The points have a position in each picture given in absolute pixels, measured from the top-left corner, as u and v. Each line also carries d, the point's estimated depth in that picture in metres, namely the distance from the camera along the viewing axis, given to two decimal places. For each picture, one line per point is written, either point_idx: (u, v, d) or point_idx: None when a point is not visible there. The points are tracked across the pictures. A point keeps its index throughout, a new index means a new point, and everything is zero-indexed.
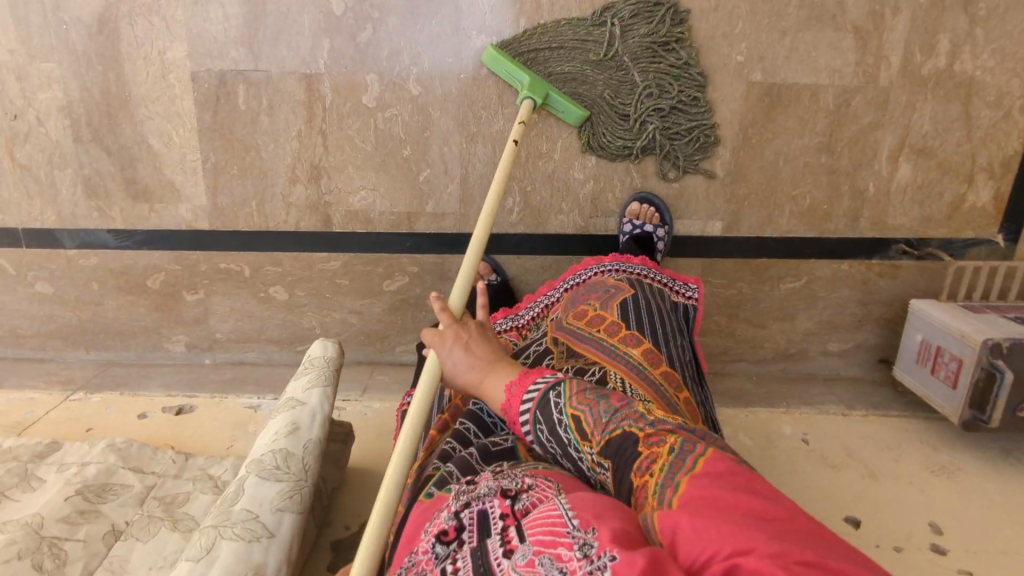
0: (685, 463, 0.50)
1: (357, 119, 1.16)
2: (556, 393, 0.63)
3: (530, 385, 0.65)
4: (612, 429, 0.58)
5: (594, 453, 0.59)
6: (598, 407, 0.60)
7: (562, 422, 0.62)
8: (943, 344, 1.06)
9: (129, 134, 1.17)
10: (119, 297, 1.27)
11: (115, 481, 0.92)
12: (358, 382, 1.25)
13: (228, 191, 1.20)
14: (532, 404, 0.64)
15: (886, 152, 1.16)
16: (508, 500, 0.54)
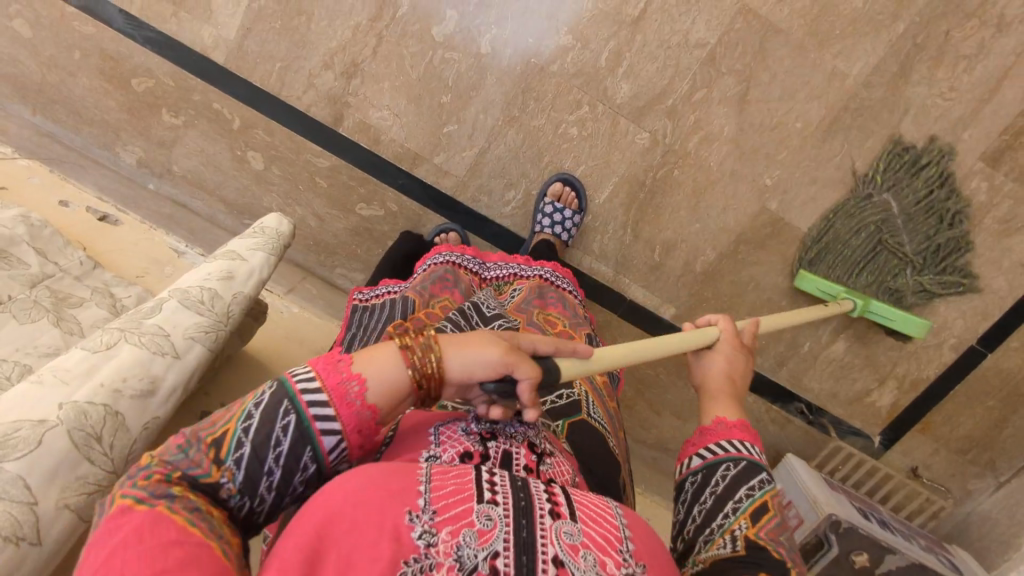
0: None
1: (417, 43, 1.13)
2: (765, 478, 0.56)
3: (744, 442, 0.59)
4: (779, 548, 0.51)
5: (742, 534, 0.52)
6: (782, 525, 0.54)
7: (749, 495, 0.54)
8: (794, 499, 1.17)
9: None
10: (95, 79, 1.19)
11: (12, 253, 0.82)
12: (286, 279, 1.21)
13: (259, 40, 1.14)
14: (721, 453, 0.58)
15: (832, 324, 1.23)
16: (535, 458, 0.54)
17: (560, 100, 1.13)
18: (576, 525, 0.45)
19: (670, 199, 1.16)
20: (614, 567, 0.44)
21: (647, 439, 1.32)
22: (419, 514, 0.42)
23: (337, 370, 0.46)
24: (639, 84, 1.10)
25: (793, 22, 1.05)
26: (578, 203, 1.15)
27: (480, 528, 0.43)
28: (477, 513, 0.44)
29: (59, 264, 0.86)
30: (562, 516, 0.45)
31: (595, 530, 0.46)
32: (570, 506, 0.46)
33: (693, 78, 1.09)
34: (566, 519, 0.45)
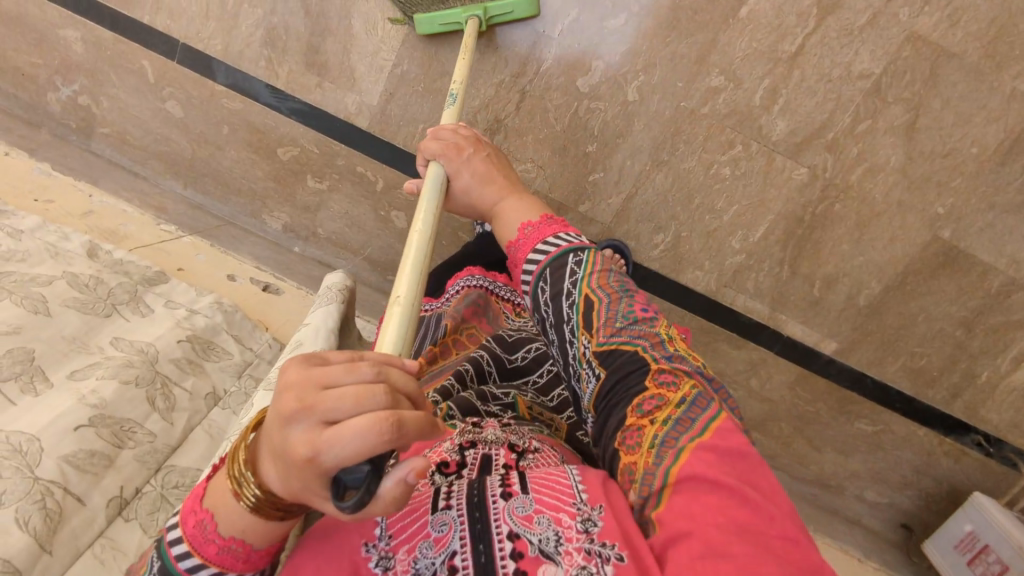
0: (693, 426, 0.51)
1: (562, 96, 1.12)
2: (576, 259, 0.62)
3: (552, 236, 0.65)
4: (622, 338, 0.57)
5: (589, 346, 0.58)
6: (612, 307, 0.59)
7: (572, 298, 0.60)
8: (992, 543, 1.11)
9: (336, 5, 1.10)
10: (242, 151, 1.21)
11: (219, 343, 0.83)
12: None
13: (403, 104, 1.15)
14: (535, 268, 0.63)
15: (1013, 352, 1.16)
16: (514, 454, 0.58)
17: (712, 141, 1.11)
18: (526, 497, 0.50)
19: (831, 234, 1.13)
20: (569, 520, 0.49)
21: (807, 476, 1.32)
22: (376, 543, 0.49)
23: (204, 536, 0.45)
24: (796, 120, 1.07)
25: (968, 45, 1.00)
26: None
27: (436, 535, 0.49)
28: (433, 524, 0.50)
29: (256, 350, 0.87)
30: (513, 495, 0.51)
31: (547, 495, 0.51)
32: (522, 484, 0.52)
33: (855, 110, 1.05)
34: (521, 495, 0.51)
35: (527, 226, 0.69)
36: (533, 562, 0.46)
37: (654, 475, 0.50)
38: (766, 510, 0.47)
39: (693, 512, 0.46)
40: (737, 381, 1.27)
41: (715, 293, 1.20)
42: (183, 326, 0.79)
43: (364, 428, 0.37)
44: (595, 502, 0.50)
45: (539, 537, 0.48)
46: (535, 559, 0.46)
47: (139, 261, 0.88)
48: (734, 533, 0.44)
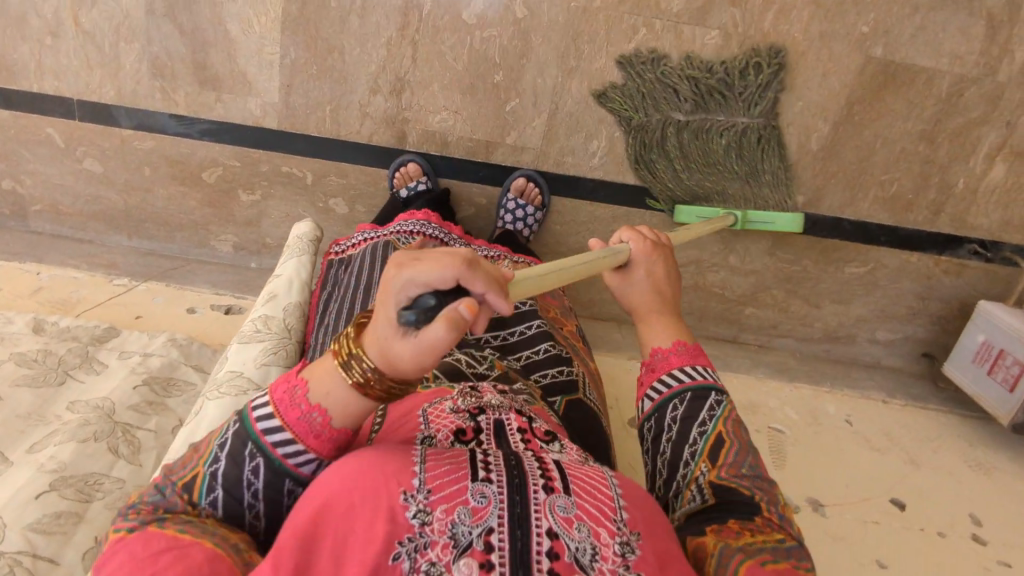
0: (787, 554, 0.46)
1: (452, 34, 1.08)
2: (718, 399, 0.57)
3: (702, 365, 0.59)
4: (745, 483, 0.52)
5: (705, 474, 0.53)
6: (741, 451, 0.54)
7: (704, 428, 0.55)
8: (1006, 347, 1.09)
9: (205, 14, 1.08)
10: (170, 187, 1.21)
11: (178, 376, 0.85)
12: None
13: (304, 92, 1.13)
14: (675, 386, 0.58)
15: (984, 150, 1.11)
16: (525, 420, 0.50)
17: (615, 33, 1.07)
18: (569, 497, 0.41)
19: (762, 88, 1.09)
20: (609, 538, 0.40)
21: (814, 334, 1.31)
22: (414, 493, 0.39)
23: (292, 401, 0.44)
24: None
25: None
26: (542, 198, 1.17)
27: (474, 505, 0.39)
28: (472, 490, 0.40)
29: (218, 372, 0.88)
30: (555, 489, 0.42)
31: (591, 503, 0.42)
32: (564, 479, 0.43)
33: None
34: (562, 494, 0.41)
35: (671, 343, 0.61)
36: (567, 568, 0.38)
37: (732, 558, 0.45)
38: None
39: None
40: (714, 261, 1.24)
41: None
42: (137, 371, 0.82)
43: (440, 261, 0.38)
44: (634, 525, 0.42)
45: (585, 536, 0.40)
46: (570, 565, 0.38)
47: (86, 322, 0.91)
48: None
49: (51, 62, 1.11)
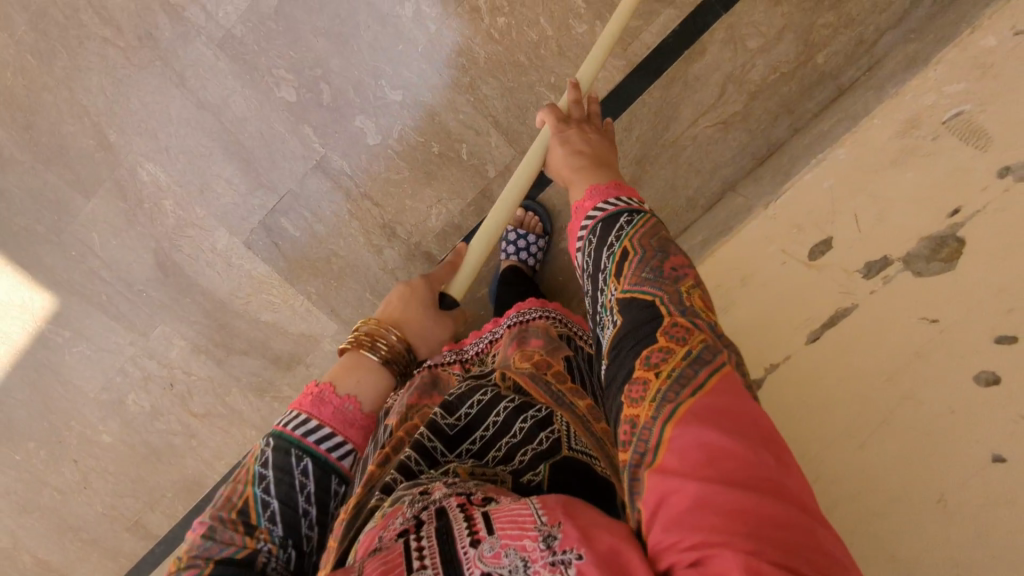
0: (694, 376, 0.48)
1: (379, 159, 1.14)
2: (625, 219, 0.66)
3: (608, 202, 0.70)
4: (644, 289, 0.57)
5: (615, 294, 0.60)
6: (646, 261, 0.59)
7: (611, 252, 0.64)
8: None
9: (245, 327, 1.22)
10: None
11: None
12: None
13: (344, 302, 1.21)
14: (598, 216, 0.69)
15: None
16: (467, 496, 0.53)
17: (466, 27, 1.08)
18: (494, 537, 0.46)
19: None
20: (530, 543, 0.44)
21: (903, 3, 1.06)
22: None
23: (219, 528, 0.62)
24: None
25: None
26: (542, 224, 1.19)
27: None
28: None
29: None
30: (480, 539, 0.46)
31: (511, 526, 0.46)
32: (487, 524, 0.47)
33: None
34: (489, 538, 0.46)
35: (592, 190, 0.75)
36: None
37: (648, 431, 0.48)
38: (772, 499, 0.42)
39: (692, 467, 0.43)
40: (742, 61, 1.11)
41: (631, 60, 1.13)
42: None
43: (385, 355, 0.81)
44: (557, 518, 0.45)
45: (544, 529, 0.44)
46: None
47: None
48: (726, 501, 0.41)
49: (207, 452, 1.29)
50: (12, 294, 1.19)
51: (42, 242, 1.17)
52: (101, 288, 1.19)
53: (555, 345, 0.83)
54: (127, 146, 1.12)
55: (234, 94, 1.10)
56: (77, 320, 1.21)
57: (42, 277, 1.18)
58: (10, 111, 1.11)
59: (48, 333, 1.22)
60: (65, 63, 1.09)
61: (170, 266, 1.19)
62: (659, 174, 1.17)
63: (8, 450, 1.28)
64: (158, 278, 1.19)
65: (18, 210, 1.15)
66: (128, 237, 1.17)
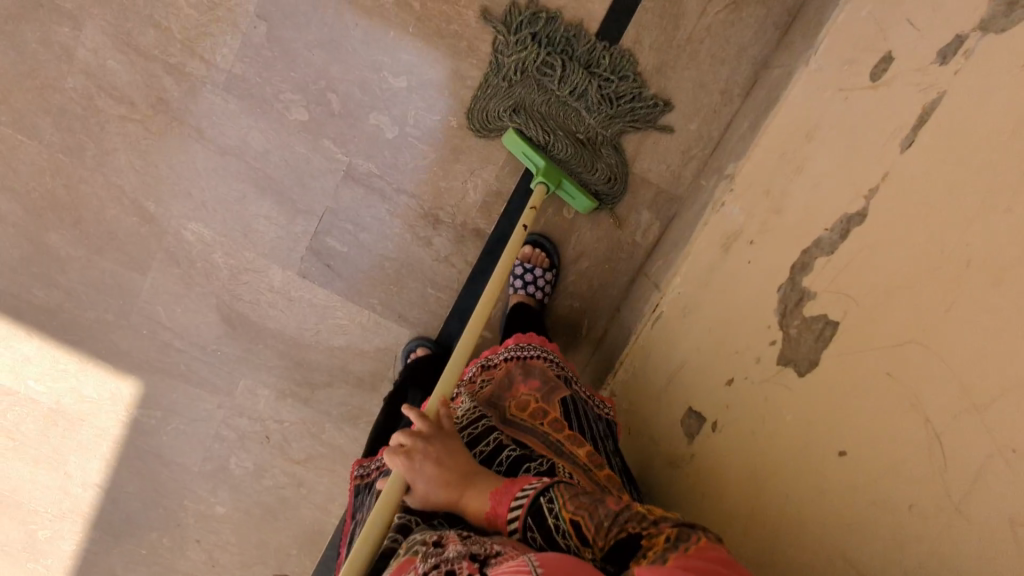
0: (684, 545, 0.58)
1: (402, 151, 1.12)
2: (547, 496, 0.67)
3: (519, 491, 0.69)
4: (618, 528, 0.63)
5: (596, 555, 0.63)
6: (596, 507, 0.65)
7: (558, 525, 0.65)
8: None
9: (322, 357, 1.22)
10: None
11: None
12: (648, 282, 1.12)
13: (409, 304, 1.19)
14: (527, 498, 0.68)
15: None
16: (476, 563, 0.60)
17: None
18: None
19: None
20: None
21: None
22: None
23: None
24: None
25: None
26: (548, 257, 1.16)
27: None
28: None
29: None
30: None
31: None
32: None
33: None
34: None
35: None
36: None
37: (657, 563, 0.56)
38: None
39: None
40: None
41: None
42: None
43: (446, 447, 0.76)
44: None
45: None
46: None
47: None
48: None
49: (319, 496, 1.29)
50: (101, 388, 1.23)
51: (114, 329, 1.19)
52: (179, 358, 1.21)
53: (551, 389, 0.94)
54: (166, 213, 1.14)
55: (250, 130, 1.11)
56: (165, 396, 1.23)
57: (124, 364, 1.21)
58: (56, 213, 1.14)
59: (141, 418, 1.24)
60: (93, 152, 1.12)
61: (236, 318, 1.20)
62: (684, 78, 1.11)
63: (135, 546, 1.30)
64: (228, 334, 1.20)
65: (86, 305, 1.18)
66: (190, 301, 1.18)
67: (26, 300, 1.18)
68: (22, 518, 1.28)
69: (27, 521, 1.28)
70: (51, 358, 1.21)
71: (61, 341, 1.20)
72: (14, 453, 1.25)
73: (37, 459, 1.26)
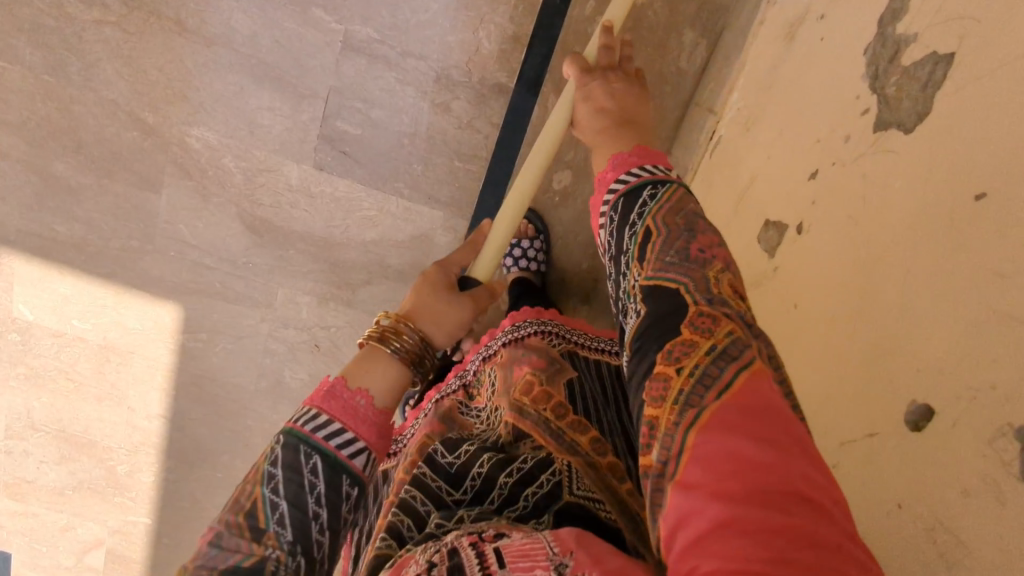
0: (720, 377, 0.40)
1: (402, 6, 1.00)
2: (653, 190, 0.55)
3: (627, 170, 0.59)
4: (665, 270, 0.48)
5: (639, 279, 0.50)
6: (671, 243, 0.49)
7: (634, 226, 0.53)
8: None
9: (356, 254, 1.15)
10: None
11: None
12: (701, 110, 0.98)
13: (436, 182, 1.09)
14: (620, 188, 0.57)
15: None
16: (473, 532, 0.56)
17: None
18: (506, 572, 0.47)
19: None
20: None
21: None
22: None
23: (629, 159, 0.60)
24: None
25: None
26: (533, 225, 1.13)
27: None
28: None
29: None
30: (496, 573, 0.47)
31: (525, 563, 0.47)
32: (498, 560, 0.48)
33: None
34: (500, 573, 0.47)
35: (615, 160, 0.63)
36: None
37: (698, 396, 0.40)
38: (813, 519, 0.34)
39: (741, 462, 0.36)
40: None
41: None
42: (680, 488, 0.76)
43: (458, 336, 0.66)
44: (568, 548, 0.47)
45: (557, 560, 0.46)
46: None
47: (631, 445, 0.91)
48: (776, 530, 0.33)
49: None
50: (144, 317, 1.21)
51: (142, 255, 1.15)
52: (212, 277, 1.17)
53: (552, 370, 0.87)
54: (165, 121, 1.06)
55: (233, 12, 1.00)
56: (207, 317, 1.20)
57: (159, 290, 1.18)
58: (55, 139, 1.08)
59: (188, 342, 1.22)
60: (78, 66, 1.04)
61: (260, 224, 1.13)
62: None
63: (211, 469, 1.34)
64: (255, 242, 1.14)
65: (108, 234, 1.14)
66: (210, 214, 1.12)
67: (51, 239, 1.15)
68: (99, 456, 1.34)
69: (104, 458, 1.34)
70: (88, 294, 1.19)
71: (93, 275, 1.17)
72: (77, 394, 1.28)
73: (99, 397, 1.28)
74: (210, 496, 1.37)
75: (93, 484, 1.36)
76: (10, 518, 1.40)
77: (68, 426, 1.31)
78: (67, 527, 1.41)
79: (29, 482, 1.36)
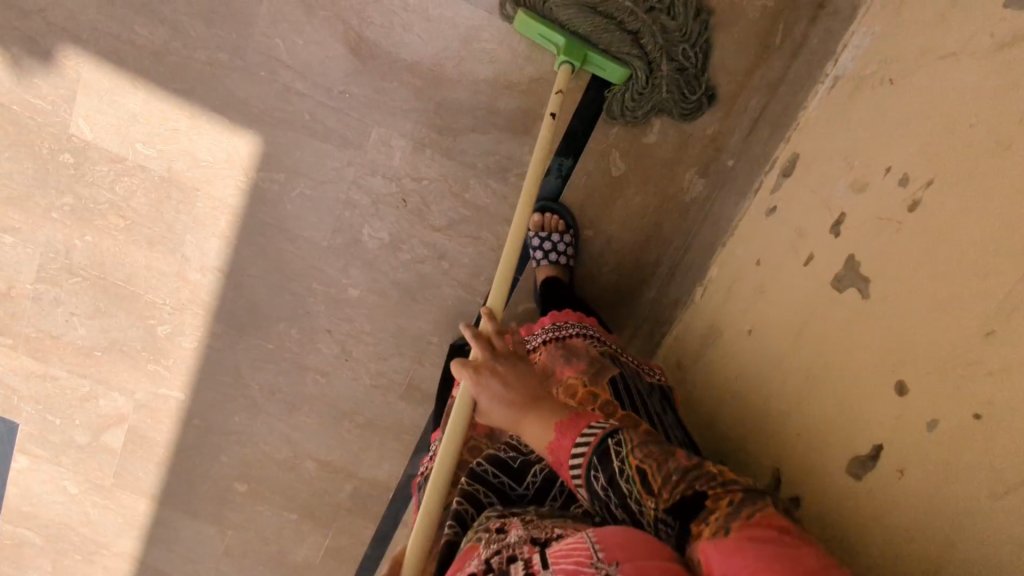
0: (743, 511, 0.50)
1: None
2: (615, 439, 0.60)
3: (583, 425, 0.62)
4: (675, 491, 0.55)
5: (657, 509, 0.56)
6: (661, 474, 0.56)
7: (623, 473, 0.58)
8: None
9: (464, 95, 1.05)
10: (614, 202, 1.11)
11: (891, 251, 0.65)
12: None
13: None
14: (591, 441, 0.61)
15: None
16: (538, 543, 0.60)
17: None
18: (548, 573, 0.53)
19: None
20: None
21: None
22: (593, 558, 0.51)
23: (567, 443, 0.63)
24: None
25: None
26: (565, 220, 1.10)
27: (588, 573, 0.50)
28: None
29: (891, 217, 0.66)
30: (535, 574, 0.54)
31: (567, 562, 0.53)
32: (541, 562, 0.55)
33: None
34: (544, 572, 0.54)
35: (556, 430, 0.64)
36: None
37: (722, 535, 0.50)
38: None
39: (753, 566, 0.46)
40: None
41: None
42: (884, 277, 0.64)
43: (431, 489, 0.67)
44: (613, 558, 0.51)
45: (603, 567, 0.50)
46: None
47: (803, 272, 0.78)
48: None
49: (462, 271, 1.16)
50: (217, 149, 1.09)
51: (228, 72, 1.04)
52: (302, 106, 1.06)
53: (597, 369, 0.84)
54: None
55: None
56: (289, 154, 1.09)
57: (239, 115, 1.07)
58: None
59: (263, 182, 1.11)
60: None
61: (364, 49, 1.03)
62: None
63: (262, 340, 1.21)
64: (357, 69, 1.04)
65: (194, 43, 1.03)
66: (313, 30, 1.02)
67: (127, 43, 1.03)
68: (139, 312, 1.19)
69: (144, 315, 1.20)
70: (160, 113, 1.07)
71: (170, 91, 1.06)
72: (126, 235, 1.14)
73: (151, 241, 1.15)
74: (255, 373, 1.24)
75: (126, 346, 1.22)
76: (23, 380, 1.24)
77: (109, 272, 1.17)
78: (87, 397, 1.25)
79: (54, 338, 1.21)
